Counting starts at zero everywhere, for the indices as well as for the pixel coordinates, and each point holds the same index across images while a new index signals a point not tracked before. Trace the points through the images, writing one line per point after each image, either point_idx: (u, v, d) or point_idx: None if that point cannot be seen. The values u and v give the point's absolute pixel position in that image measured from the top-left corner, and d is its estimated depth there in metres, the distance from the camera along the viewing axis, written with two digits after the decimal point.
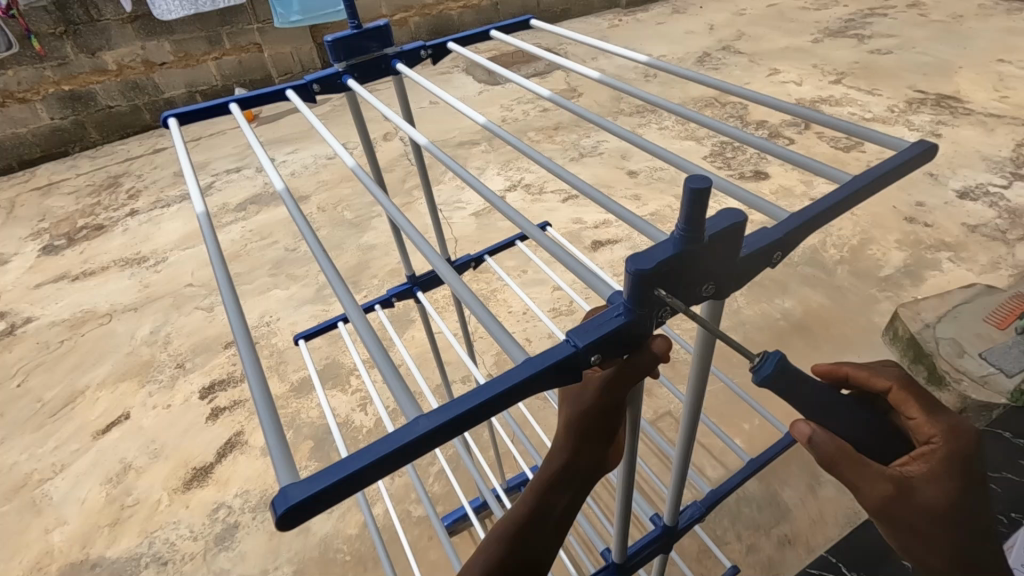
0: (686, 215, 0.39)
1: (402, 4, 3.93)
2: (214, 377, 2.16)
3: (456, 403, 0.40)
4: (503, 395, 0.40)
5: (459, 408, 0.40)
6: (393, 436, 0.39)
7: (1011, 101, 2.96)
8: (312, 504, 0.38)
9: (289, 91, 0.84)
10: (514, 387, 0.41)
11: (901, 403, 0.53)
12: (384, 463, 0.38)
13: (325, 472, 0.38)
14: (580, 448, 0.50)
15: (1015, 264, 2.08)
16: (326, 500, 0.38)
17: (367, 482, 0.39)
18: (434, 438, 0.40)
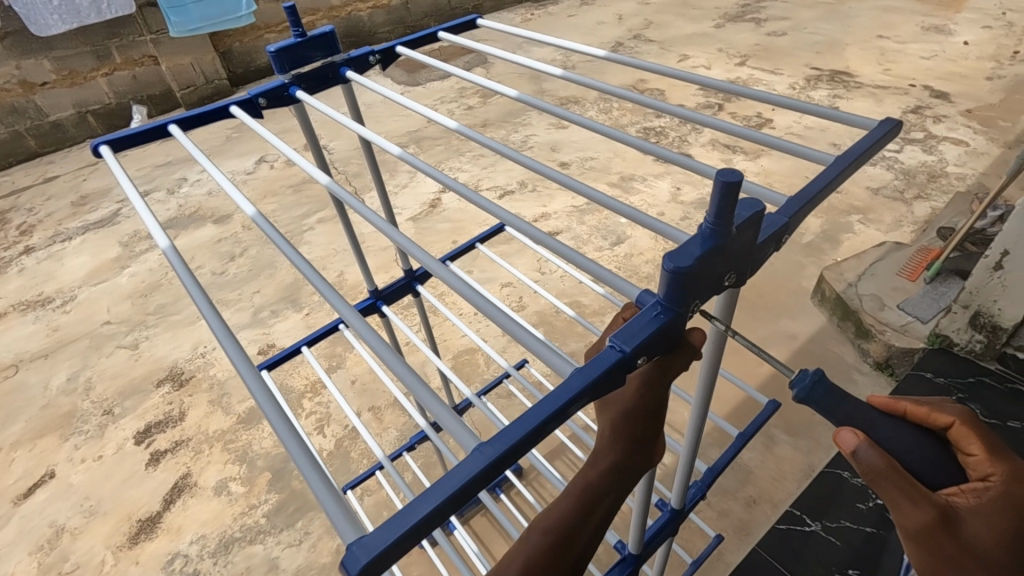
0: (718, 210, 0.41)
1: (308, 8, 3.77)
2: (150, 419, 2.00)
3: (517, 425, 0.40)
4: (562, 409, 0.41)
5: (522, 429, 0.40)
6: (459, 468, 0.38)
7: (893, 73, 3.25)
8: (389, 556, 0.36)
9: (234, 107, 0.83)
10: (572, 399, 0.41)
11: (962, 440, 0.54)
12: (457, 499, 0.38)
13: (397, 518, 0.37)
14: (627, 448, 0.52)
15: (916, 220, 2.29)
16: (401, 549, 0.37)
17: (439, 522, 0.38)
18: (501, 463, 0.39)
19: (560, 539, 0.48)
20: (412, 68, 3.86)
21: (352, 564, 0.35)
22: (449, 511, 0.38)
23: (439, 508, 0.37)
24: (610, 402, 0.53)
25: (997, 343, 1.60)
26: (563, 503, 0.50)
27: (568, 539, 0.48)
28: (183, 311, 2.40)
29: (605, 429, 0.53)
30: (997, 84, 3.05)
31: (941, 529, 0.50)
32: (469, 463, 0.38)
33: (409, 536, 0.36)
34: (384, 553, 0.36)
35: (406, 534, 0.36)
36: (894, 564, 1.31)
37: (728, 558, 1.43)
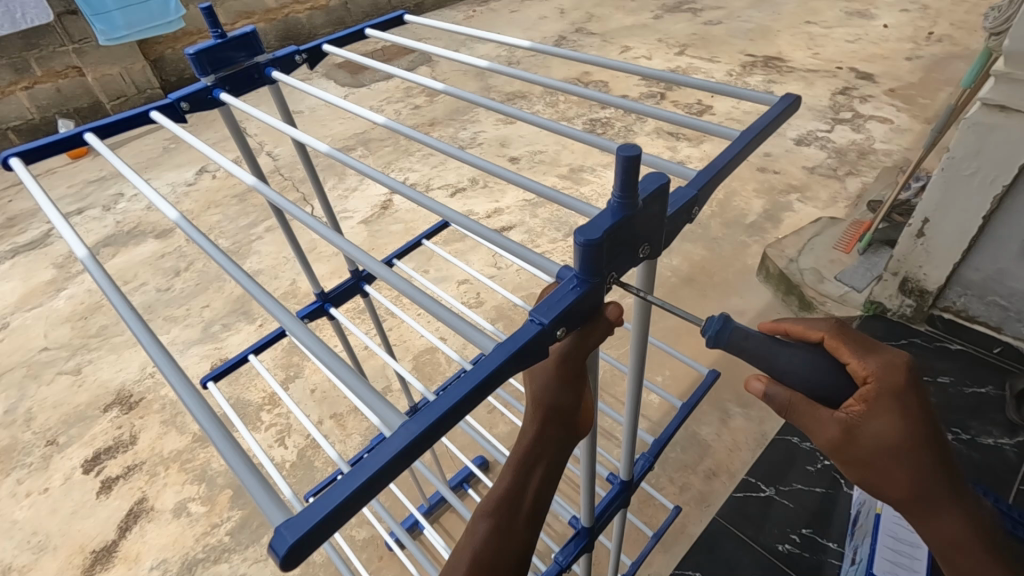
0: (623, 183, 0.43)
1: (243, 11, 3.66)
2: (98, 446, 1.91)
3: (440, 400, 0.41)
4: (484, 383, 0.42)
5: (445, 404, 0.41)
6: (383, 446, 0.39)
7: (822, 57, 3.40)
8: (317, 536, 0.37)
9: (155, 112, 0.80)
10: (494, 373, 0.42)
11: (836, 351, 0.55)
12: (383, 475, 0.38)
13: (322, 499, 0.37)
14: (548, 421, 0.54)
15: (849, 196, 2.41)
16: (329, 529, 0.37)
17: (365, 499, 0.38)
18: (426, 438, 0.40)
19: (500, 519, 0.54)
20: (356, 70, 3.80)
21: (279, 546, 0.36)
22: (374, 489, 0.38)
23: (364, 486, 0.38)
24: (537, 378, 0.54)
25: (925, 305, 1.71)
26: (500, 484, 0.55)
27: (509, 519, 0.54)
28: (127, 332, 2.30)
29: (530, 405, 0.55)
30: (916, 64, 3.23)
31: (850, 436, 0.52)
32: (393, 441, 0.39)
33: (334, 517, 0.37)
34: (310, 534, 0.36)
35: (333, 512, 0.37)
36: (843, 519, 1.39)
37: (690, 530, 1.48)
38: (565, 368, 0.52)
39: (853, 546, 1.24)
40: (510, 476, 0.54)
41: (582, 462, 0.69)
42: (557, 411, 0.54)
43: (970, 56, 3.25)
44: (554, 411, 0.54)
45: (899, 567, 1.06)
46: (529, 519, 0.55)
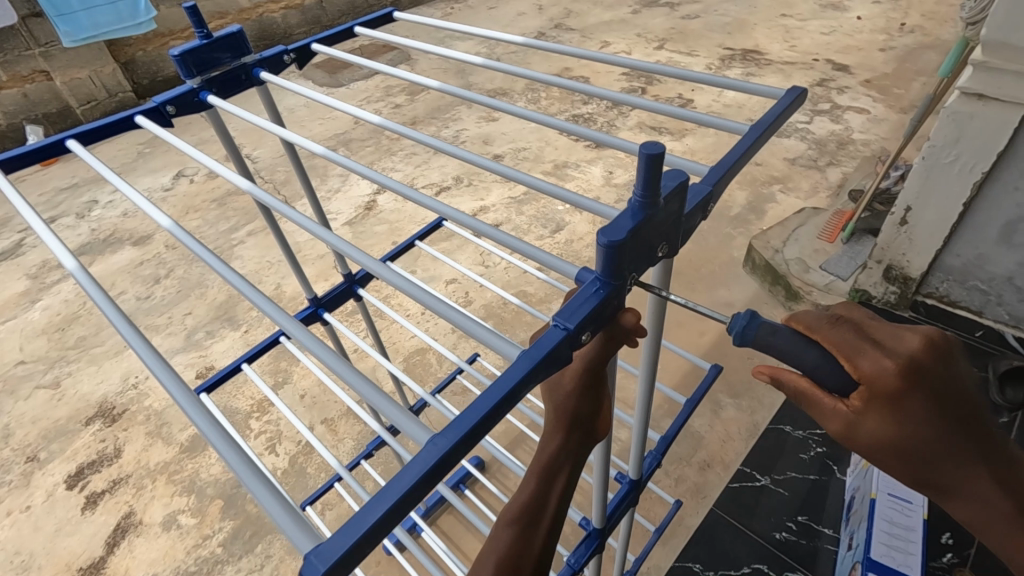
0: (645, 182, 0.42)
1: (215, 11, 3.58)
2: (81, 460, 1.86)
3: (466, 415, 0.40)
4: (509, 395, 0.41)
5: (471, 418, 0.40)
6: (410, 465, 0.38)
7: (798, 49, 3.44)
8: (349, 560, 0.36)
9: (140, 116, 0.77)
10: (517, 386, 0.41)
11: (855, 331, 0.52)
12: (412, 496, 0.37)
13: (353, 521, 0.36)
14: (571, 430, 0.54)
15: (830, 186, 2.45)
16: (361, 552, 0.36)
17: (398, 519, 0.37)
18: (454, 455, 0.39)
19: (523, 527, 0.53)
20: (334, 69, 3.75)
21: (309, 574, 0.34)
22: (402, 510, 0.37)
23: (393, 508, 0.36)
24: (557, 387, 0.54)
25: (909, 292, 1.75)
26: (522, 493, 0.54)
27: (530, 528, 0.53)
28: (107, 342, 2.25)
29: (549, 413, 0.55)
30: (890, 55, 3.29)
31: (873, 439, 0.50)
32: (419, 461, 0.38)
33: (364, 542, 0.36)
34: (341, 561, 0.35)
35: (366, 534, 0.36)
36: (836, 505, 1.41)
37: (688, 522, 1.47)
38: (588, 375, 0.52)
39: (849, 532, 1.26)
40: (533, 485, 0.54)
41: (596, 465, 0.69)
42: (580, 418, 0.54)
43: (941, 46, 3.32)
44: (577, 420, 0.54)
45: (895, 551, 1.08)
46: (552, 529, 0.54)
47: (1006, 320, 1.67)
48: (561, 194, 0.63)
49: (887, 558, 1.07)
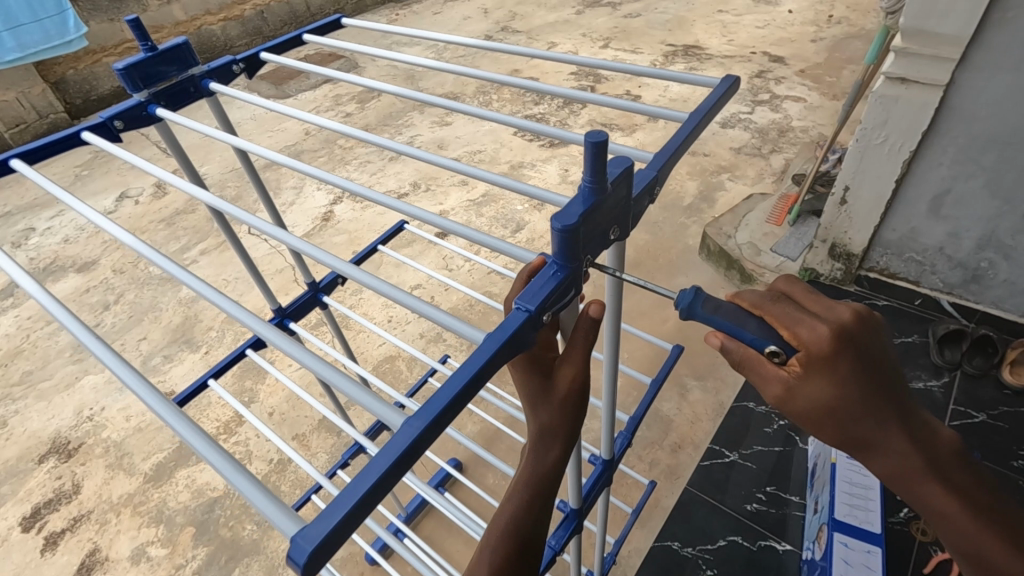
0: (592, 168, 0.44)
1: (150, 25, 3.47)
2: (37, 500, 1.77)
3: (436, 398, 0.41)
4: (477, 376, 0.42)
5: (440, 401, 0.41)
6: (383, 450, 0.38)
7: (736, 43, 3.59)
8: (331, 544, 0.36)
9: (87, 132, 0.75)
10: (485, 366, 0.43)
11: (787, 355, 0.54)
12: (390, 478, 0.38)
13: (330, 507, 0.36)
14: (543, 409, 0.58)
15: (775, 171, 2.56)
16: (341, 537, 0.37)
17: (376, 502, 0.38)
18: (429, 434, 0.40)
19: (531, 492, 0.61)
20: (280, 80, 3.69)
21: (297, 555, 0.35)
22: (382, 492, 0.38)
23: (371, 491, 0.37)
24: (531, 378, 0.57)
25: (853, 267, 1.86)
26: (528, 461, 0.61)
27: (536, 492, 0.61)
28: (57, 375, 2.14)
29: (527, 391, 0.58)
30: (820, 45, 3.46)
31: (865, 324, 0.54)
32: (391, 446, 0.39)
33: (347, 523, 0.37)
34: (325, 542, 0.36)
35: (346, 518, 0.36)
36: (801, 474, 1.48)
37: (664, 503, 1.50)
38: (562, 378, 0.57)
39: (814, 498, 1.33)
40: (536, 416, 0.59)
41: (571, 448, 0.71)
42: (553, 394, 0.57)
43: (866, 34, 3.51)
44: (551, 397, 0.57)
45: (857, 509, 1.15)
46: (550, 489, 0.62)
47: (941, 287, 1.77)
48: (517, 189, 0.65)
49: (850, 517, 1.14)
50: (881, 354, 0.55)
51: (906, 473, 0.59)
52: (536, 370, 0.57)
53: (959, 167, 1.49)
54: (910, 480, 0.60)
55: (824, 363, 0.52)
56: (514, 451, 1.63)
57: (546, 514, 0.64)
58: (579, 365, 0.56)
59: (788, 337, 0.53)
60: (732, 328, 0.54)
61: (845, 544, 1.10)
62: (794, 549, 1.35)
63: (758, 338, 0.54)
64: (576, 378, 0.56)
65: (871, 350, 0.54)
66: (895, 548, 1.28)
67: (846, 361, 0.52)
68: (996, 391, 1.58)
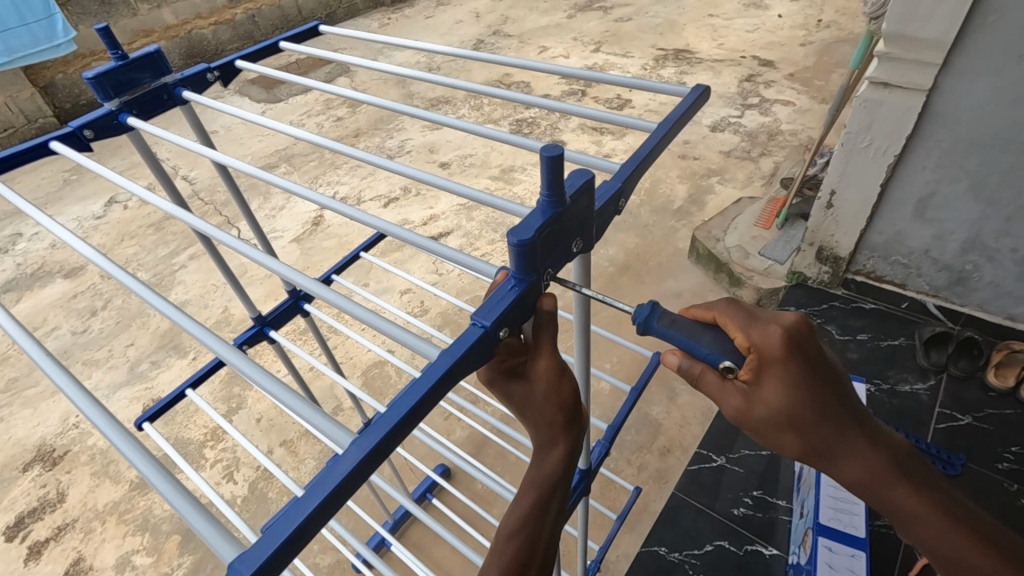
0: (550, 181, 0.44)
1: (139, 29, 3.47)
2: (21, 509, 1.75)
3: (388, 413, 0.41)
4: (432, 392, 0.42)
5: (394, 416, 0.41)
6: (335, 465, 0.38)
7: (726, 47, 3.60)
8: (274, 566, 0.36)
9: (56, 142, 0.75)
10: (439, 381, 0.43)
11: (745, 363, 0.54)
12: (339, 494, 0.38)
13: (274, 529, 0.36)
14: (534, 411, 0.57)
15: (764, 174, 2.57)
16: (285, 558, 0.36)
17: (323, 521, 0.38)
18: (379, 453, 0.40)
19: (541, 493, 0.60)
20: (271, 85, 3.68)
21: None
22: (329, 510, 0.38)
23: (318, 509, 0.37)
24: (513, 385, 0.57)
25: (840, 271, 1.86)
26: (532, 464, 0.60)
27: (547, 494, 0.60)
28: (42, 382, 2.12)
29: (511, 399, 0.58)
30: (810, 49, 3.48)
31: (811, 331, 0.56)
32: (343, 461, 0.38)
33: (290, 544, 0.36)
34: (268, 564, 0.35)
35: (289, 539, 0.36)
36: (788, 478, 1.48)
37: (653, 506, 1.52)
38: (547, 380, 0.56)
39: (799, 501, 1.33)
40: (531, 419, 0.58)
41: None
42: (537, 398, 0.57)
43: (855, 38, 3.53)
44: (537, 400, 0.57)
45: (841, 513, 1.15)
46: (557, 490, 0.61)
47: (927, 290, 1.78)
48: (486, 200, 0.64)
49: (834, 521, 1.14)
50: (828, 359, 0.57)
51: (876, 479, 0.59)
52: (512, 372, 0.56)
53: (943, 171, 1.50)
54: (886, 486, 0.59)
55: (776, 365, 0.53)
56: (502, 457, 1.62)
57: (558, 512, 0.63)
58: (553, 353, 0.55)
59: (742, 345, 0.54)
60: (686, 343, 0.55)
61: (829, 548, 1.10)
62: (780, 553, 1.35)
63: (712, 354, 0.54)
64: (553, 367, 0.55)
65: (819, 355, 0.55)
66: (881, 552, 1.28)
67: (797, 362, 0.53)
68: (982, 393, 1.58)
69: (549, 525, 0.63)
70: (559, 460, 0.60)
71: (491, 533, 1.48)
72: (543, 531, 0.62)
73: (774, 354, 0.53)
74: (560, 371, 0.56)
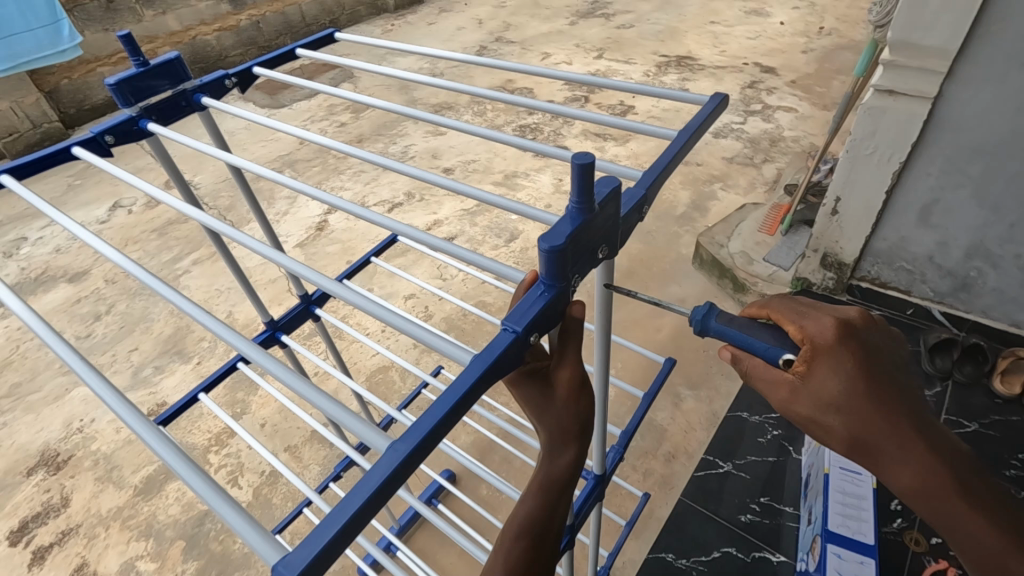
0: (580, 190, 0.45)
1: (144, 35, 3.49)
2: (24, 514, 1.75)
3: (427, 417, 0.41)
4: (465, 399, 0.43)
5: (426, 425, 0.41)
6: (375, 467, 0.39)
7: (727, 53, 3.62)
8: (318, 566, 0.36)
9: (78, 147, 0.75)
10: (470, 390, 0.43)
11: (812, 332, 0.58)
12: (379, 497, 0.38)
13: (316, 532, 0.36)
14: (548, 413, 0.58)
15: (766, 181, 2.58)
16: (328, 558, 0.36)
17: (366, 522, 0.38)
18: (418, 455, 0.40)
19: (548, 494, 0.61)
20: (274, 90, 3.70)
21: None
22: (372, 510, 0.38)
23: (361, 510, 0.37)
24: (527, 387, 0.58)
25: (845, 276, 1.87)
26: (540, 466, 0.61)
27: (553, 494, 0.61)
28: (46, 387, 2.12)
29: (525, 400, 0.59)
30: (810, 56, 3.50)
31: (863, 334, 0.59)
32: (384, 462, 0.39)
33: (327, 549, 0.36)
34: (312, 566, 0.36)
35: (331, 543, 0.36)
36: (794, 485, 1.48)
37: (659, 513, 1.50)
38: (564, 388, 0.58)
39: (807, 508, 1.33)
40: (545, 419, 0.59)
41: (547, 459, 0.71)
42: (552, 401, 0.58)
43: (855, 45, 3.56)
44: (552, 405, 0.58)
45: (849, 519, 1.15)
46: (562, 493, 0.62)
47: (931, 296, 1.78)
48: (507, 208, 0.64)
49: (843, 528, 1.13)
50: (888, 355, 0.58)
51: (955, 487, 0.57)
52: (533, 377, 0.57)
53: (947, 178, 1.51)
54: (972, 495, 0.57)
55: (832, 348, 0.55)
56: (507, 462, 1.62)
57: (562, 514, 0.63)
58: (575, 365, 0.57)
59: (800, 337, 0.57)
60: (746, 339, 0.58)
61: (838, 555, 1.09)
62: (788, 560, 1.35)
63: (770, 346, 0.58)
64: (572, 377, 0.58)
65: (886, 347, 0.58)
66: (888, 558, 1.28)
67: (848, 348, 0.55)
68: (987, 399, 1.59)
69: (556, 526, 0.62)
70: (569, 462, 0.61)
71: (498, 539, 1.48)
72: (551, 533, 0.61)
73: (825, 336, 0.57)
74: (579, 380, 0.58)
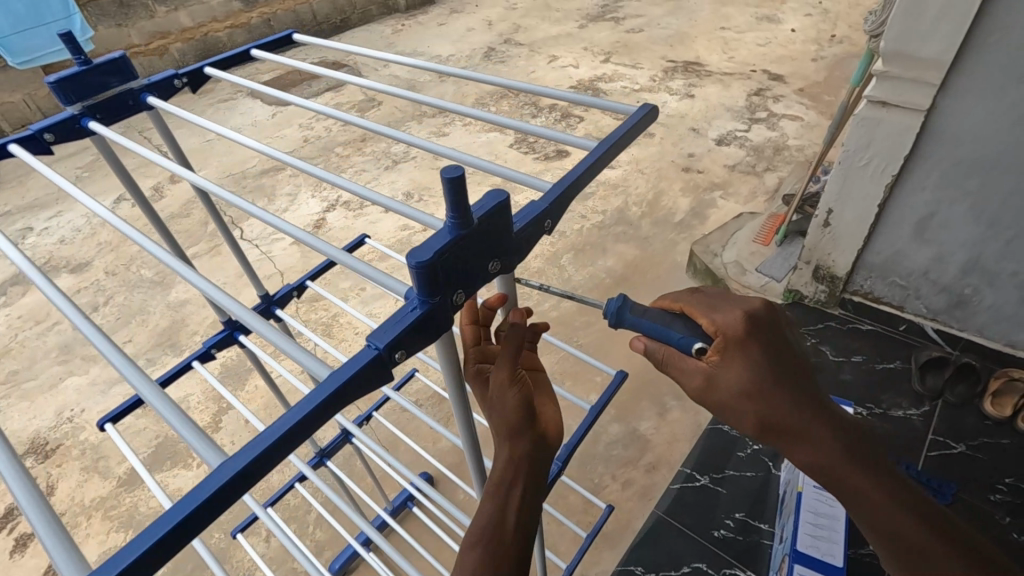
0: (453, 204, 0.44)
1: (156, 31, 3.54)
2: (11, 501, 1.77)
3: (267, 430, 0.42)
4: (312, 412, 0.44)
5: (266, 438, 0.42)
6: (211, 475, 0.41)
7: (737, 60, 3.58)
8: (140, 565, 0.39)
9: (15, 145, 0.76)
10: (319, 407, 0.43)
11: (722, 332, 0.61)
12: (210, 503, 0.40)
13: (136, 539, 0.39)
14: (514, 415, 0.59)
15: (767, 190, 2.54)
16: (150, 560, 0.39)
17: (195, 527, 0.41)
18: (255, 466, 0.42)
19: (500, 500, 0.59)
20: (282, 87, 3.73)
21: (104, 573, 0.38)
22: (204, 515, 0.40)
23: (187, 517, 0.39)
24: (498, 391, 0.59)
25: (837, 290, 1.83)
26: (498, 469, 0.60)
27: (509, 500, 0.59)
28: (41, 375, 2.15)
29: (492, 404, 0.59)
30: (821, 64, 3.45)
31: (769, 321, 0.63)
32: (220, 471, 0.41)
33: (159, 547, 0.39)
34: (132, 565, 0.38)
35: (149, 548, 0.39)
36: (774, 502, 1.45)
37: (634, 523, 1.49)
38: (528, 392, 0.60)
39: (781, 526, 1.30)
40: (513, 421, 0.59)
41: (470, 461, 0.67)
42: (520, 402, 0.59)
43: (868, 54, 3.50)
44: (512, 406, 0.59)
45: (819, 540, 1.12)
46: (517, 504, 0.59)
47: (925, 313, 1.74)
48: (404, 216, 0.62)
49: (812, 549, 1.11)
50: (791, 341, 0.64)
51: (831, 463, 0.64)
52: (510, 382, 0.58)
53: (941, 192, 1.47)
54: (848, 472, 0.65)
55: (741, 346, 0.60)
56: None
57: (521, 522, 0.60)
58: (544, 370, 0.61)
59: (711, 328, 0.62)
60: (658, 329, 0.62)
61: None
62: None
63: (683, 337, 0.62)
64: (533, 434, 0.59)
65: (785, 335, 0.63)
66: None
67: (754, 345, 0.60)
68: (978, 421, 1.54)
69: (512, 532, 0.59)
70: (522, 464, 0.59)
71: None
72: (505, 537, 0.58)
73: (736, 330, 0.61)
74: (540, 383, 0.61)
